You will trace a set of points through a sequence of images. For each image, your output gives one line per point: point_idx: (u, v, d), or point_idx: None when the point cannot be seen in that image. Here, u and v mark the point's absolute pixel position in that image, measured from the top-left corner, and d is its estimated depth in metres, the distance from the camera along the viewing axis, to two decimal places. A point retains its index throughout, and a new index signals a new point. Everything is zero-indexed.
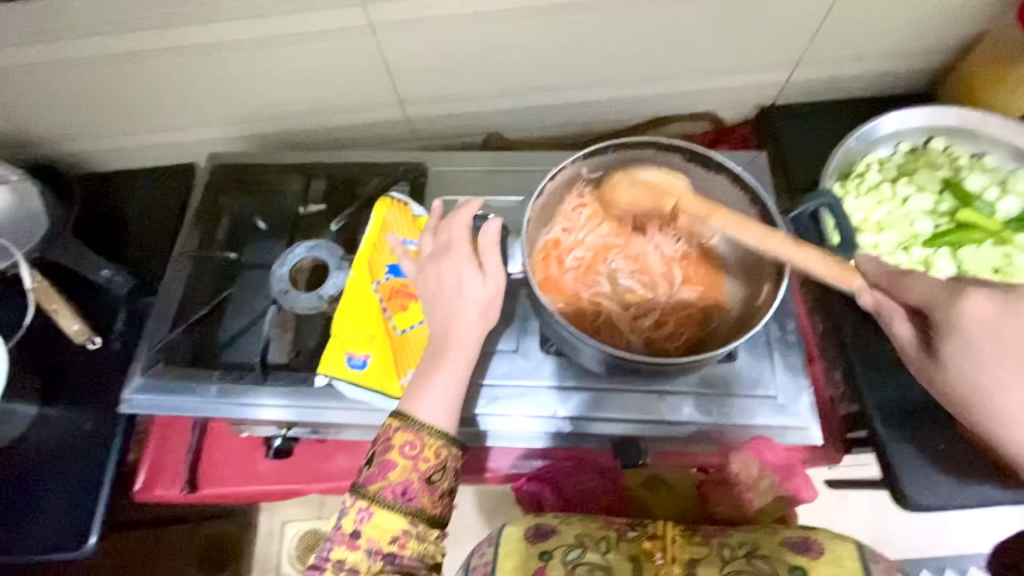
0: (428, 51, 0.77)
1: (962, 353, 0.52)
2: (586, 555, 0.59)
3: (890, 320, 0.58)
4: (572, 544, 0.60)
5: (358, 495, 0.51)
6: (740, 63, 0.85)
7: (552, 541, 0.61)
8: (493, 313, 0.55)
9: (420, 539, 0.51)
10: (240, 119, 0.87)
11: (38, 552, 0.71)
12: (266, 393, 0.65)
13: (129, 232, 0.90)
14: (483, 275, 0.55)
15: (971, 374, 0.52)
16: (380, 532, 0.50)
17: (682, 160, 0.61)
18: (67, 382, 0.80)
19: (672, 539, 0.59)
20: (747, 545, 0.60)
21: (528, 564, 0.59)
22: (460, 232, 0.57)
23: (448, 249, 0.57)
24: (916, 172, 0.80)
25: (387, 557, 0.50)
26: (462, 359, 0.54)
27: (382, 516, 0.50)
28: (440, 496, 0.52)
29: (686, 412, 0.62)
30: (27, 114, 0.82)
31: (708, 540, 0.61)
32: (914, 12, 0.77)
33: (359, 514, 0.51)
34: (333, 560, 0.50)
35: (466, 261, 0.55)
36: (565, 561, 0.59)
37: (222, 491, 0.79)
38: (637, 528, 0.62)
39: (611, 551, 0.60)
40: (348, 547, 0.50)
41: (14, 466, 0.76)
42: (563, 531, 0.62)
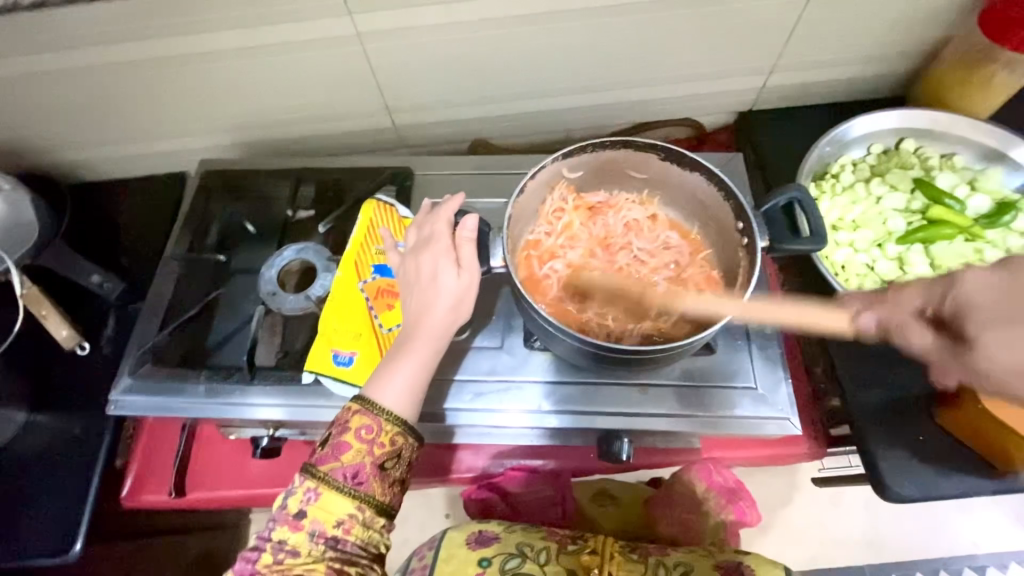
0: (414, 59, 0.80)
1: (995, 325, 0.40)
2: (524, 563, 0.67)
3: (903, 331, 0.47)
4: (511, 553, 0.69)
5: (307, 475, 0.52)
6: (717, 70, 0.88)
7: (493, 547, 0.70)
8: (466, 306, 0.57)
9: (365, 526, 0.53)
10: (231, 128, 0.89)
11: (19, 559, 0.71)
12: (257, 392, 0.66)
13: (120, 239, 0.91)
14: (460, 269, 0.56)
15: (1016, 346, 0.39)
16: (325, 515, 0.51)
17: (658, 158, 0.62)
18: (56, 388, 0.81)
19: (609, 556, 0.68)
20: (682, 566, 0.67)
21: (469, 568, 0.67)
22: (441, 227, 0.58)
23: (428, 242, 0.58)
24: (889, 172, 0.82)
25: (329, 541, 0.51)
26: (431, 350, 0.55)
27: (329, 497, 0.51)
28: (390, 484, 0.54)
29: (667, 405, 0.63)
30: (21, 123, 0.83)
31: (644, 559, 0.69)
32: (881, 19, 0.80)
33: (305, 495, 0.52)
34: (273, 540, 0.51)
35: (445, 254, 0.57)
36: (502, 568, 0.67)
37: (209, 496, 0.79)
38: (578, 541, 0.70)
39: (549, 563, 0.67)
40: (291, 526, 0.51)
41: (1, 472, 0.76)
42: (505, 540, 0.70)
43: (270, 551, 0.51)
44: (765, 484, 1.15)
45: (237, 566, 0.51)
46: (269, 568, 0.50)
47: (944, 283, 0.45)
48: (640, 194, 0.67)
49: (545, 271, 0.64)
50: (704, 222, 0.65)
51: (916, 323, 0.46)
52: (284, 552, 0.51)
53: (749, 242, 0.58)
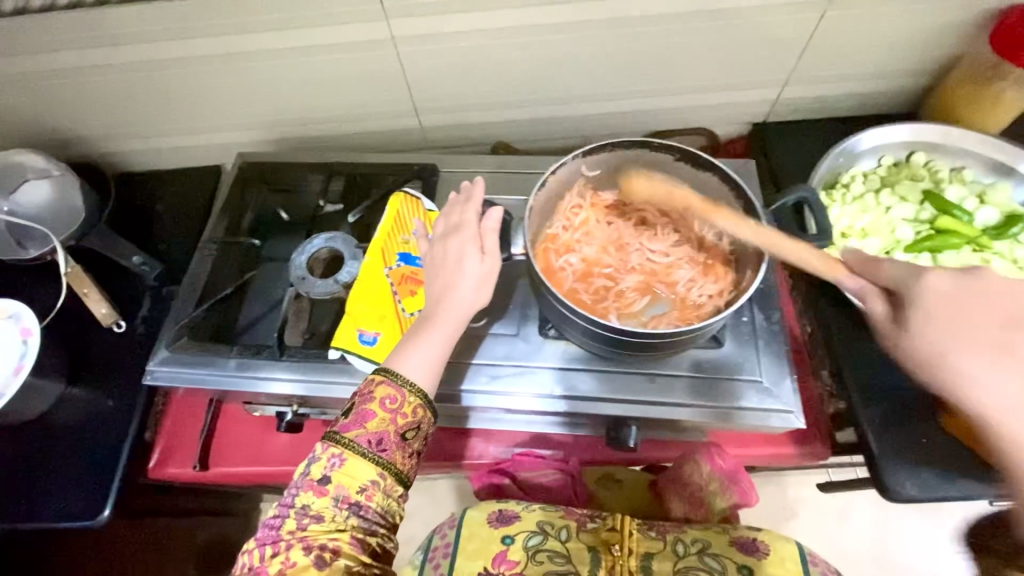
0: (443, 63, 0.84)
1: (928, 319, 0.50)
2: (547, 540, 0.71)
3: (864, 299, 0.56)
4: (534, 531, 0.72)
5: (332, 442, 0.55)
6: (733, 81, 0.91)
7: (513, 525, 0.73)
8: (488, 290, 0.60)
9: (386, 493, 0.55)
10: (267, 125, 0.94)
11: (49, 522, 0.74)
12: (281, 367, 0.70)
13: (158, 226, 0.96)
14: (484, 256, 0.60)
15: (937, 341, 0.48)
16: (350, 479, 0.54)
17: (673, 158, 0.66)
18: (92, 362, 0.85)
19: (629, 532, 0.71)
20: (699, 542, 0.72)
21: (494, 546, 0.71)
22: (470, 216, 0.62)
23: (455, 230, 0.62)
24: (898, 183, 0.85)
25: (352, 506, 0.54)
26: (455, 329, 0.59)
27: (353, 464, 0.54)
28: (411, 453, 0.57)
29: (673, 394, 0.65)
30: (76, 114, 0.89)
31: (661, 536, 0.73)
32: (894, 36, 0.83)
33: (330, 461, 0.54)
34: (297, 505, 0.54)
35: (471, 241, 0.61)
36: (525, 545, 0.70)
37: (230, 471, 0.82)
38: (596, 520, 0.74)
39: (570, 540, 0.71)
40: (315, 492, 0.54)
41: (38, 440, 0.80)
42: (525, 518, 0.74)
43: (295, 517, 0.53)
44: (769, 493, 1.15)
45: (263, 531, 0.54)
46: (293, 533, 0.53)
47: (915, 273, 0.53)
48: None
49: (560, 263, 0.67)
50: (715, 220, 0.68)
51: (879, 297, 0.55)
52: (307, 518, 0.53)
53: (758, 238, 0.61)
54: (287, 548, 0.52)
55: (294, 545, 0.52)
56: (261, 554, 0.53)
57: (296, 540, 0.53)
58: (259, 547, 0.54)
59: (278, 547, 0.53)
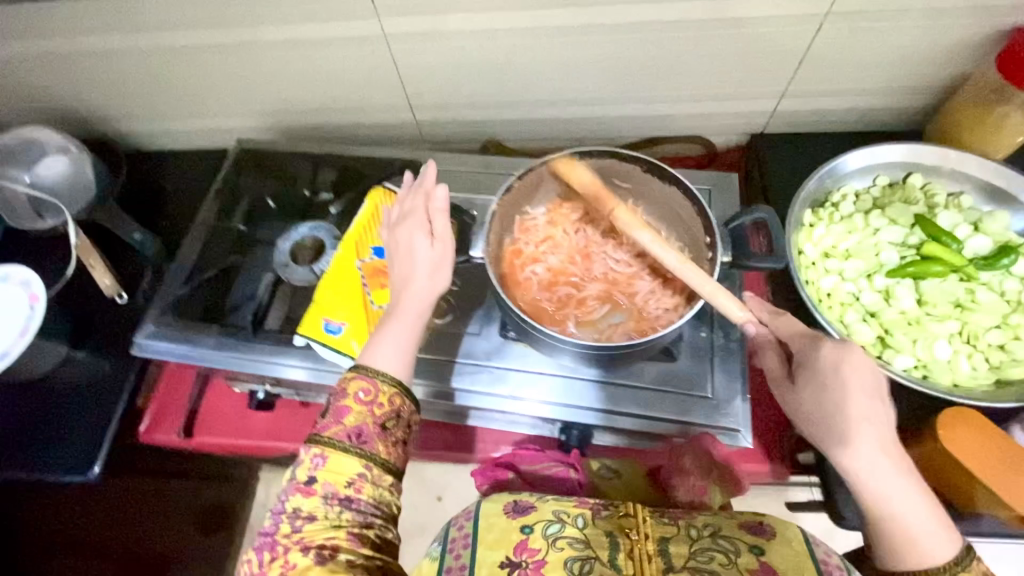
0: (434, 61, 0.86)
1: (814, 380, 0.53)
2: (565, 530, 0.61)
3: (759, 351, 0.58)
4: (551, 518, 0.63)
5: (314, 445, 0.58)
6: (728, 91, 0.90)
7: (530, 515, 0.64)
8: (444, 273, 0.63)
9: (374, 484, 0.58)
10: (270, 112, 0.98)
11: (45, 474, 0.81)
12: (257, 349, 0.73)
13: (166, 204, 1.01)
14: (434, 240, 0.63)
15: (824, 405, 0.52)
16: (336, 476, 0.57)
17: (641, 170, 0.67)
18: (96, 328, 0.91)
19: (643, 517, 0.62)
20: (710, 526, 0.63)
21: (511, 536, 0.62)
22: (417, 201, 0.66)
23: (406, 216, 0.65)
24: (890, 206, 0.82)
25: (342, 501, 0.56)
26: (419, 317, 0.62)
27: (336, 461, 0.57)
28: (393, 443, 0.59)
29: (621, 405, 0.66)
30: (93, 94, 0.95)
31: (675, 521, 0.63)
32: (895, 52, 0.81)
33: (313, 462, 0.57)
34: (290, 509, 0.56)
35: (421, 225, 0.64)
36: (545, 535, 0.61)
37: (212, 441, 0.86)
38: (609, 506, 0.65)
39: (589, 526, 0.62)
40: (304, 494, 0.56)
41: (42, 396, 0.86)
42: (541, 508, 0.65)
43: (289, 521, 0.56)
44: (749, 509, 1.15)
45: (261, 538, 0.57)
46: (290, 536, 0.55)
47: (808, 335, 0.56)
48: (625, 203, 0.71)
49: (526, 272, 0.68)
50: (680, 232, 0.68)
51: (772, 349, 0.57)
52: (301, 520, 0.55)
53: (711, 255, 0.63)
54: (286, 552, 0.54)
55: (292, 548, 0.54)
56: (261, 559, 0.55)
57: (294, 543, 0.54)
58: (258, 554, 0.56)
59: (277, 552, 0.55)
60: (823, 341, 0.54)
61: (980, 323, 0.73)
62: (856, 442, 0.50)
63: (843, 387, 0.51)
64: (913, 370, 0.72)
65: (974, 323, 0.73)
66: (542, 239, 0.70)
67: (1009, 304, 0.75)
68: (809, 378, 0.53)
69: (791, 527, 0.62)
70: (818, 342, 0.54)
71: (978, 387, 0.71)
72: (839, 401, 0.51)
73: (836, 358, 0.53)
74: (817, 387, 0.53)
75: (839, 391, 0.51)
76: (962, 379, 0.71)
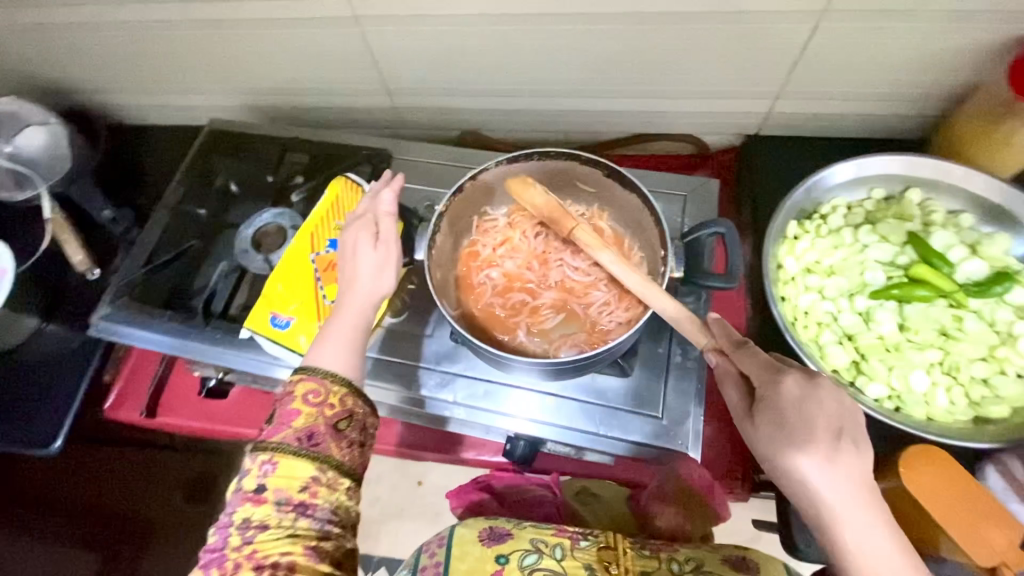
0: (407, 46, 0.82)
1: (773, 421, 0.48)
2: (542, 561, 0.60)
3: (721, 384, 0.53)
4: (528, 548, 0.61)
5: (262, 451, 0.53)
6: (720, 90, 0.85)
7: (507, 544, 0.62)
8: (390, 273, 0.61)
9: (331, 488, 0.54)
10: (246, 92, 0.96)
11: (7, 445, 0.82)
12: (209, 337, 0.73)
13: (144, 180, 1.00)
14: (376, 243, 0.61)
15: (779, 449, 0.48)
16: (288, 481, 0.52)
17: (604, 175, 0.64)
18: (67, 301, 0.92)
19: (624, 550, 0.61)
20: (693, 560, 0.60)
21: (486, 566, 0.60)
22: (366, 203, 0.64)
23: (355, 217, 0.63)
24: (882, 221, 0.77)
25: (297, 508, 0.52)
26: (360, 317, 0.60)
27: (287, 466, 0.53)
28: (348, 444, 0.56)
29: (568, 420, 0.65)
30: (71, 66, 0.94)
31: (656, 553, 0.61)
32: (898, 57, 0.75)
33: (262, 468, 0.53)
34: (239, 520, 0.52)
35: (364, 226, 0.62)
36: (522, 566, 0.60)
37: (173, 422, 0.87)
38: (589, 537, 0.63)
39: (568, 558, 0.60)
40: (254, 503, 0.52)
41: (10, 366, 0.87)
42: (518, 536, 0.62)
43: (238, 533, 0.51)
44: None
45: (206, 555, 0.52)
46: (239, 550, 0.50)
47: (772, 370, 0.50)
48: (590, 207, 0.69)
49: (480, 277, 0.66)
50: (643, 243, 0.64)
51: (732, 383, 0.52)
52: (252, 530, 0.51)
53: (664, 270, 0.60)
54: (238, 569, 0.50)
55: (243, 564, 0.50)
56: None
57: (246, 558, 0.50)
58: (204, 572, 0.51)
59: (224, 568, 0.50)
60: (783, 379, 0.49)
61: (963, 354, 0.69)
62: (806, 482, 0.47)
63: (810, 427, 0.47)
64: (885, 400, 0.68)
65: (957, 354, 0.69)
66: (500, 241, 0.67)
67: (999, 335, 0.70)
68: (766, 420, 0.48)
69: (773, 563, 0.60)
70: (779, 380, 0.49)
71: (954, 422, 0.67)
72: (806, 444, 0.47)
73: (795, 398, 0.48)
74: (772, 429, 0.48)
75: (804, 432, 0.47)
76: (938, 413, 0.67)
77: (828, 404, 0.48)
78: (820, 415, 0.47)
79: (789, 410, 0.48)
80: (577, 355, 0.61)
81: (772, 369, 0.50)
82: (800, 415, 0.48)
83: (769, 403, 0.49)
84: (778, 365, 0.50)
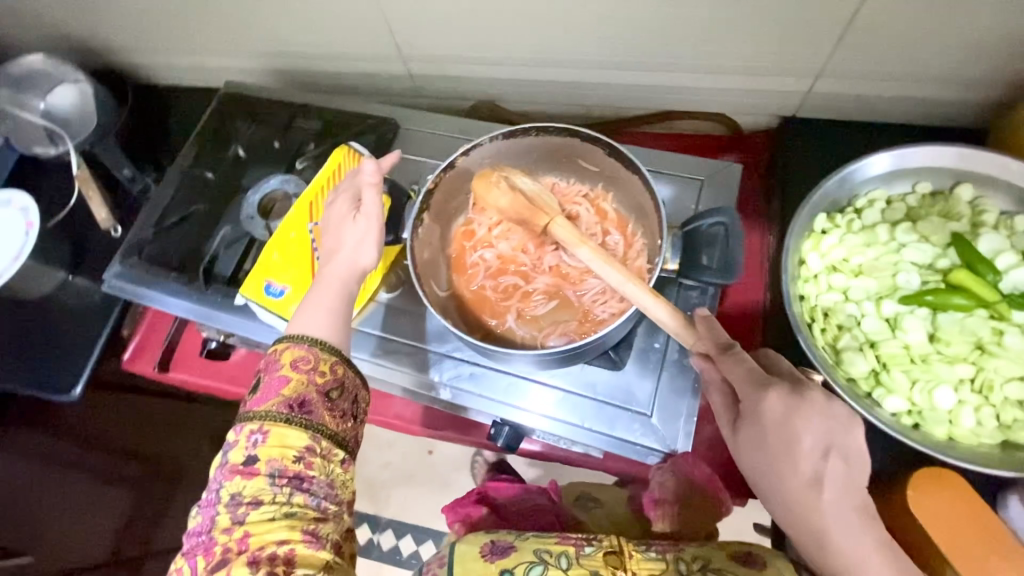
0: (418, 10, 0.78)
1: (753, 436, 0.50)
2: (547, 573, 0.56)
3: (709, 389, 0.55)
4: (532, 560, 0.57)
5: (251, 421, 0.52)
6: (754, 66, 0.77)
7: (511, 558, 0.58)
8: (373, 246, 0.60)
9: (325, 459, 0.52)
10: (261, 55, 0.95)
11: (34, 389, 0.87)
12: (210, 301, 0.74)
13: (166, 140, 1.02)
14: (358, 216, 0.60)
15: (755, 462, 0.50)
16: (281, 451, 0.51)
17: (603, 152, 0.61)
18: (92, 255, 0.95)
19: (630, 553, 0.58)
20: (700, 559, 0.56)
21: None
22: (349, 180, 0.63)
23: (339, 194, 0.63)
24: (924, 219, 0.70)
25: (292, 481, 0.50)
26: (340, 289, 0.59)
27: (279, 435, 0.51)
28: (341, 415, 0.54)
29: (554, 410, 0.64)
30: (95, 24, 0.95)
31: (663, 554, 0.57)
32: (958, 31, 0.66)
33: (253, 438, 0.51)
34: (228, 497, 0.50)
35: (350, 204, 0.62)
36: None
37: (185, 378, 0.90)
38: (593, 542, 0.59)
39: (573, 566, 0.57)
40: (245, 476, 0.50)
41: (38, 315, 0.92)
42: (521, 547, 0.59)
43: (229, 512, 0.49)
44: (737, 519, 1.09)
45: (195, 542, 0.50)
46: (229, 532, 0.48)
47: (758, 383, 0.50)
48: (593, 188, 0.65)
49: (474, 256, 0.65)
50: (643, 229, 0.62)
51: (718, 391, 0.54)
52: (243, 508, 0.49)
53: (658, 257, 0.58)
54: (229, 553, 0.48)
55: (234, 549, 0.48)
56: (194, 565, 0.48)
57: (238, 542, 0.48)
58: (190, 559, 0.49)
59: (213, 554, 0.48)
60: (764, 397, 0.49)
61: (999, 372, 0.63)
62: (778, 495, 0.50)
63: (790, 448, 0.48)
64: (904, 415, 0.64)
65: (990, 372, 0.63)
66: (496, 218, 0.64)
67: None
68: (747, 434, 0.51)
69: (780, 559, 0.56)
70: (760, 398, 0.49)
71: (979, 445, 0.61)
72: (786, 465, 0.49)
73: (775, 417, 0.49)
74: (749, 445, 0.51)
75: (785, 453, 0.49)
76: (962, 434, 0.61)
77: (815, 421, 0.49)
78: (800, 435, 0.48)
79: (771, 430, 0.49)
80: (569, 344, 0.58)
81: (755, 385, 0.50)
82: (784, 436, 0.49)
83: (749, 418, 0.50)
84: (763, 379, 0.50)
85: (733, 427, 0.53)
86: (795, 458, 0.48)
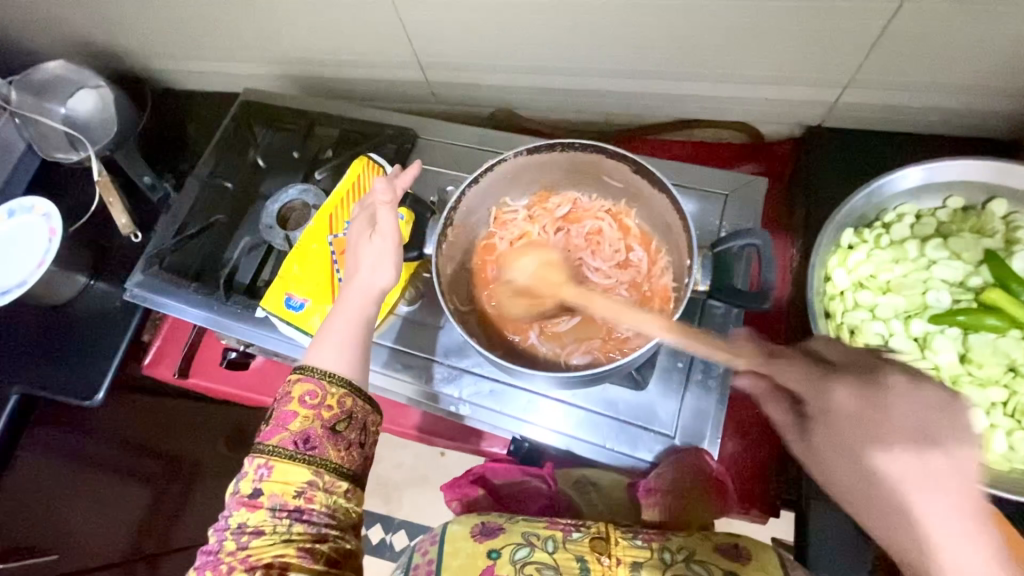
0: (438, 20, 0.77)
1: (832, 443, 0.43)
2: (534, 554, 0.57)
3: (764, 402, 0.50)
4: (519, 542, 0.58)
5: (258, 454, 0.52)
6: (780, 76, 0.75)
7: (499, 538, 0.59)
8: (392, 266, 0.60)
9: (328, 492, 0.52)
10: (280, 62, 0.94)
11: (56, 395, 0.88)
12: (230, 313, 0.74)
13: (186, 147, 1.02)
14: (374, 235, 0.60)
15: (843, 473, 0.43)
16: (282, 487, 0.51)
17: (630, 169, 0.60)
18: (113, 261, 0.96)
19: (616, 539, 0.58)
20: (684, 549, 0.57)
21: (477, 562, 0.57)
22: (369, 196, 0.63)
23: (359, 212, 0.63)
24: (955, 235, 0.68)
25: (292, 513, 0.50)
26: (361, 309, 0.59)
27: (282, 471, 0.51)
28: (347, 447, 0.53)
29: (572, 427, 0.64)
30: (116, 32, 0.95)
31: (649, 543, 0.58)
32: (998, 43, 0.64)
33: (259, 472, 0.51)
34: (234, 524, 0.51)
35: (369, 221, 0.62)
36: (513, 559, 0.57)
37: (202, 384, 0.91)
38: (581, 528, 0.60)
39: (559, 550, 0.57)
40: (249, 508, 0.50)
41: (60, 320, 0.93)
42: (510, 530, 0.60)
43: (233, 538, 0.50)
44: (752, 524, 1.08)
45: (202, 557, 0.51)
46: (234, 554, 0.49)
47: (818, 380, 0.46)
48: (617, 204, 0.65)
49: (495, 273, 0.64)
50: (669, 246, 0.61)
51: (772, 401, 0.49)
52: (246, 536, 0.50)
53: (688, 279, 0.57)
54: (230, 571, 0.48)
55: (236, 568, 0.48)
56: None
57: (239, 561, 0.48)
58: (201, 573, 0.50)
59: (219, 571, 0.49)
60: (831, 391, 0.44)
61: None
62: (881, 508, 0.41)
63: (879, 444, 0.41)
64: None
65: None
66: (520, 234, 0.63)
67: None
68: (823, 438, 0.44)
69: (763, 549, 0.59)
70: (827, 394, 0.44)
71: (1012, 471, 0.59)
72: (880, 465, 0.41)
73: (850, 411, 0.43)
74: (833, 454, 0.43)
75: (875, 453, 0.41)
76: (993, 459, 0.60)
77: (899, 411, 0.42)
78: (889, 429, 0.42)
79: (851, 428, 0.43)
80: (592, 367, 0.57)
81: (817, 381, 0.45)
82: (863, 432, 0.42)
83: (822, 421, 0.44)
84: (826, 373, 0.46)
85: (804, 434, 0.46)
86: (884, 458, 0.41)
